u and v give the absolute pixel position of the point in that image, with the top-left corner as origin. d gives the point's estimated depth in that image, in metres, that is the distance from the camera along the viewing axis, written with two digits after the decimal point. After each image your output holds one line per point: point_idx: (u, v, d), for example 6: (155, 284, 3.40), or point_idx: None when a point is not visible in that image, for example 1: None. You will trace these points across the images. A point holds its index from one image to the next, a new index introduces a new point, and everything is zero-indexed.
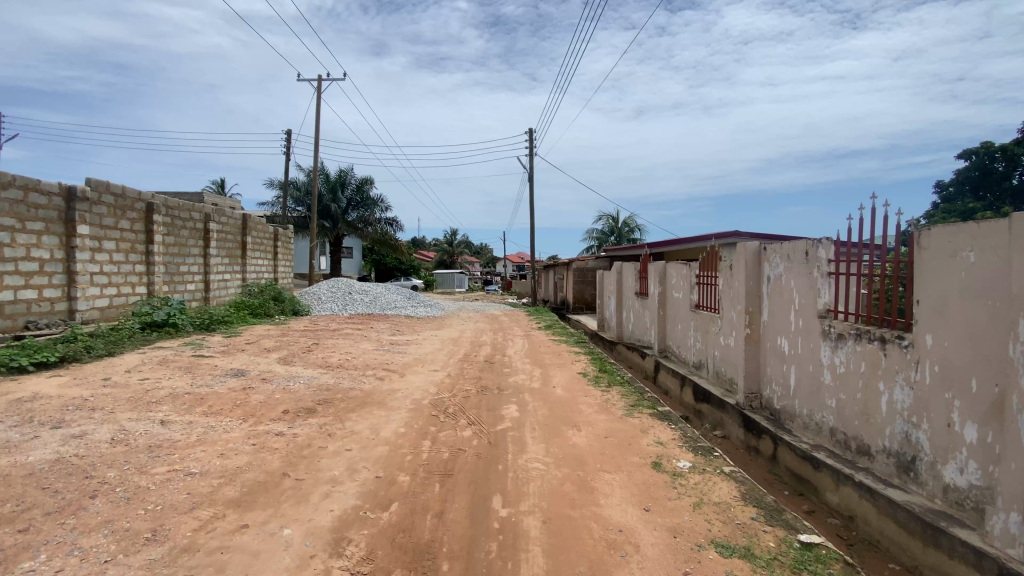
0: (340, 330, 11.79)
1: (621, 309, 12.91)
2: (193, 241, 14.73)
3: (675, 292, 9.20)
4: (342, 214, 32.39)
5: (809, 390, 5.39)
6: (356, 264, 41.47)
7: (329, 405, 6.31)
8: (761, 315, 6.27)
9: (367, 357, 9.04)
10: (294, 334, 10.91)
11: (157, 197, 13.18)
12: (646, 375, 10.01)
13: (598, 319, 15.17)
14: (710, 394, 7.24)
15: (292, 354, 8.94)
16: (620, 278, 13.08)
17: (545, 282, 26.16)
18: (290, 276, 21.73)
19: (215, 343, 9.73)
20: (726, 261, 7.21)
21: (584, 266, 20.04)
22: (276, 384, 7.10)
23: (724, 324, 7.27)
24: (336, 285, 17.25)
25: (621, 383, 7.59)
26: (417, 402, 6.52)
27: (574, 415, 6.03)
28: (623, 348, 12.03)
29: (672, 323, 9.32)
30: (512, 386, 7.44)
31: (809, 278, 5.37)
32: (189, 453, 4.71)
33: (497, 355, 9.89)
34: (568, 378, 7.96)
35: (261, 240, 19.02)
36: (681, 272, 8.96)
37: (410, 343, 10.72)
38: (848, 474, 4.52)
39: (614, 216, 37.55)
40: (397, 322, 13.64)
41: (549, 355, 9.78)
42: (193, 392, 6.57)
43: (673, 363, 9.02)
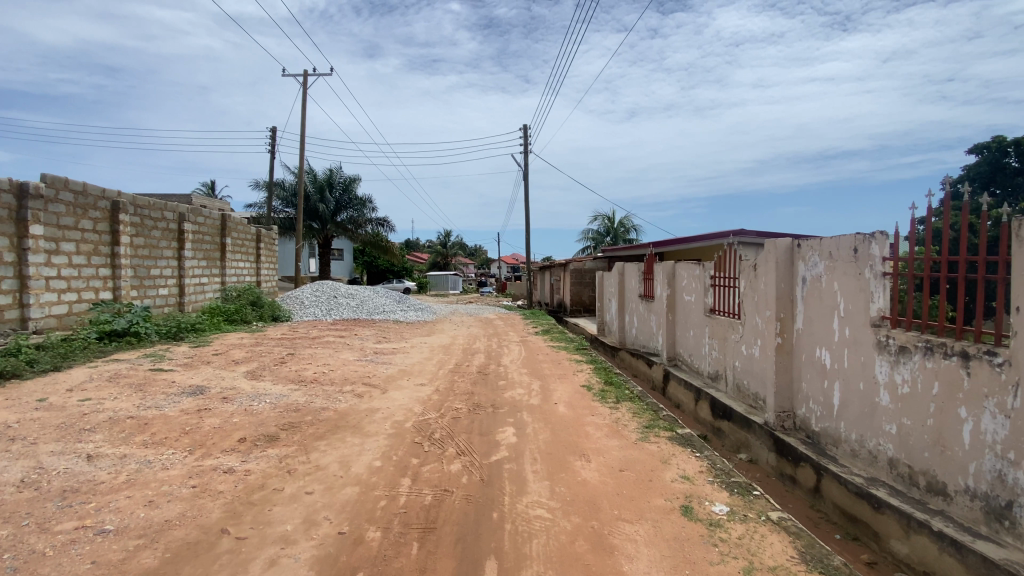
0: (321, 337, 10.88)
1: (624, 312, 12.08)
2: (164, 243, 13.76)
3: (686, 296, 8.37)
4: (330, 214, 31.40)
5: (860, 412, 4.57)
6: (347, 266, 40.48)
7: (294, 430, 5.42)
8: (794, 322, 5.45)
9: (346, 370, 8.15)
10: (269, 343, 9.98)
11: (124, 195, 12.23)
12: (653, 386, 9.16)
13: (598, 323, 14.32)
14: (732, 411, 6.41)
15: (262, 367, 8.02)
16: (621, 280, 12.24)
17: (541, 283, 25.29)
18: (274, 280, 20.75)
19: (179, 354, 8.80)
20: (748, 260, 6.39)
21: (582, 267, 19.20)
22: (237, 404, 6.18)
23: (746, 331, 6.44)
24: (320, 289, 16.32)
25: (630, 399, 6.73)
26: (398, 425, 5.64)
27: (581, 441, 5.17)
28: (625, 354, 11.18)
29: (682, 329, 8.49)
30: (508, 403, 6.57)
31: (859, 280, 4.54)
32: (110, 502, 3.80)
33: (491, 365, 9.01)
34: (571, 392, 7.10)
35: (242, 241, 18.03)
36: (693, 273, 8.14)
37: (396, 353, 9.81)
38: (921, 520, 3.72)
39: (610, 217, 36.78)
40: (384, 328, 12.75)
41: (548, 365, 8.92)
42: (137, 416, 5.66)
43: (684, 373, 8.19)
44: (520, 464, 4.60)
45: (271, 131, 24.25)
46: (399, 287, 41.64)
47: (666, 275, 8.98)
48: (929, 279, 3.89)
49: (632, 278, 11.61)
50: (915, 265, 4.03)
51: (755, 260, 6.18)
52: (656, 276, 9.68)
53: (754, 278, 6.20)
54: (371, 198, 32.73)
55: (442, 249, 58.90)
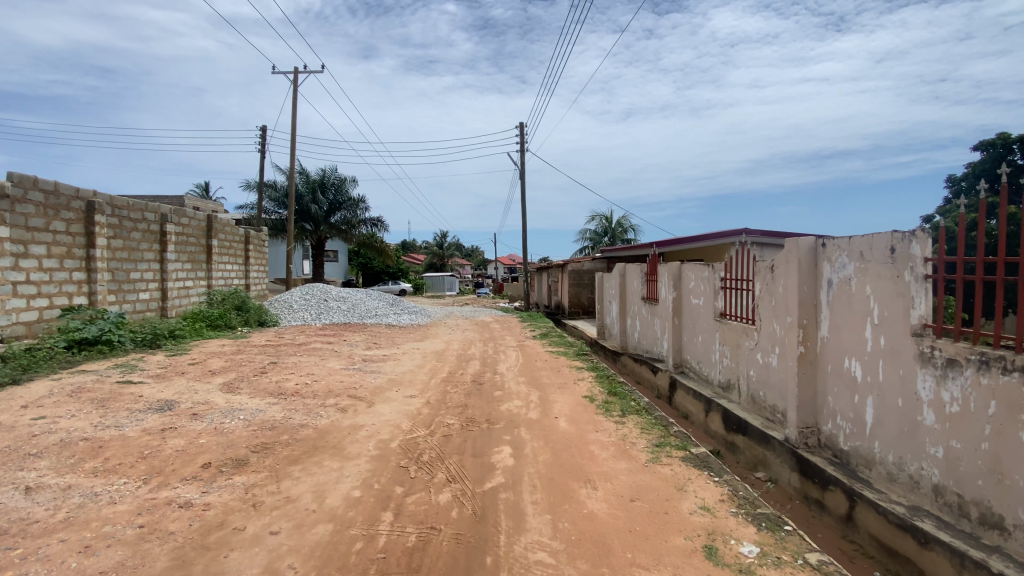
0: (307, 344, 10.32)
1: (626, 316, 11.57)
2: (145, 245, 13.19)
3: (693, 299, 7.86)
4: (323, 215, 30.79)
5: (898, 431, 4.07)
6: (342, 268, 39.88)
7: (267, 453, 4.88)
8: (819, 329, 4.95)
9: (331, 380, 7.60)
10: (251, 351, 9.42)
11: (100, 195, 11.65)
12: (659, 395, 8.65)
13: (598, 326, 13.80)
14: (747, 425, 5.91)
15: (240, 378, 7.46)
16: (623, 282, 11.74)
17: (538, 284, 24.79)
18: (264, 283, 20.15)
19: (153, 364, 8.23)
20: (764, 261, 5.89)
21: (580, 267, 18.66)
22: (207, 422, 5.63)
23: (763, 338, 5.94)
24: (310, 292, 15.75)
25: (637, 412, 6.21)
26: (383, 445, 5.10)
27: (585, 463, 4.65)
28: (628, 360, 10.67)
29: (690, 334, 7.98)
30: (505, 417, 6.04)
31: (897, 283, 4.04)
32: (39, 548, 3.26)
33: (486, 373, 8.48)
34: (572, 404, 6.58)
35: (229, 243, 17.44)
36: (701, 275, 7.64)
37: (386, 360, 9.26)
38: (976, 560, 3.21)
39: (607, 216, 36.31)
40: (375, 333, 12.21)
41: (547, 373, 8.40)
42: (93, 438, 5.11)
43: (693, 382, 7.68)
44: (517, 492, 4.08)
45: (261, 130, 23.57)
46: (394, 289, 41.05)
47: (671, 276, 8.48)
48: (980, 283, 3.39)
49: (634, 280, 11.11)
50: (962, 266, 3.54)
51: (773, 261, 5.68)
52: (661, 278, 9.17)
53: (771, 281, 5.70)
54: (364, 198, 32.12)
55: (438, 250, 58.30)
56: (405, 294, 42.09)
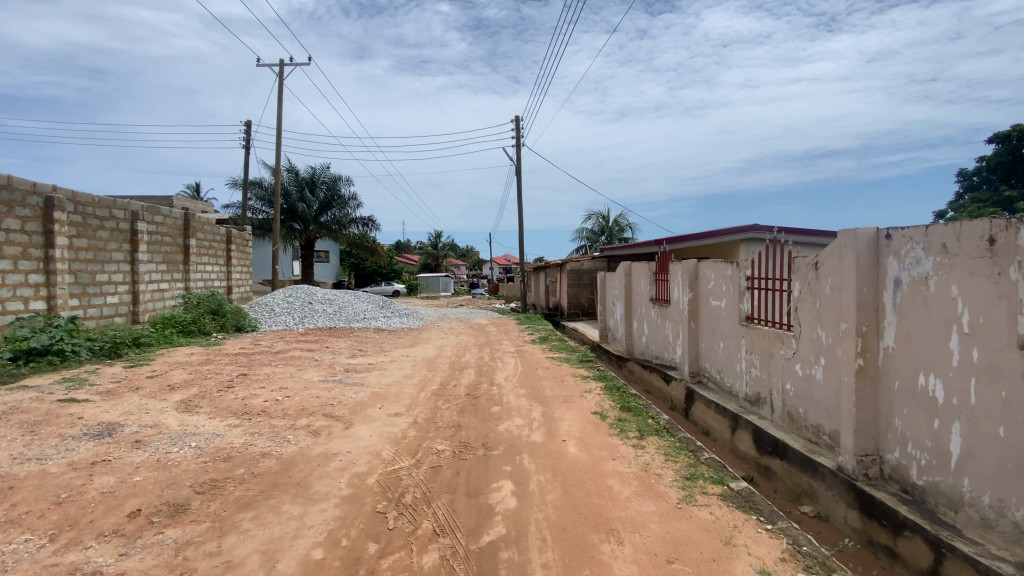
0: (285, 352, 9.40)
1: (631, 318, 10.75)
2: (113, 245, 12.21)
3: (713, 300, 7.03)
4: (312, 214, 29.81)
5: (998, 468, 3.28)
6: (333, 270, 38.88)
7: (214, 495, 3.99)
8: (881, 338, 4.15)
9: (306, 395, 6.70)
10: (221, 361, 8.47)
11: (60, 190, 10.68)
12: (673, 406, 7.82)
13: (600, 329, 12.96)
14: (786, 448, 5.10)
15: (201, 395, 6.53)
16: (627, 282, 10.90)
17: (535, 285, 23.96)
18: (247, 284, 19.17)
19: (106, 377, 7.29)
20: (805, 257, 5.06)
21: (579, 267, 17.81)
22: (150, 453, 4.72)
23: (803, 347, 5.12)
24: (294, 293, 14.82)
25: (656, 432, 5.37)
26: (357, 481, 4.21)
27: (604, 505, 3.80)
28: (634, 366, 9.85)
29: (709, 340, 7.17)
30: (504, 441, 5.17)
31: (999, 284, 3.25)
32: None
33: (482, 384, 7.59)
34: (581, 423, 5.72)
35: (209, 242, 16.46)
36: (721, 273, 6.80)
37: (371, 370, 8.35)
38: None
39: (604, 215, 35.55)
40: (362, 338, 11.31)
41: (549, 384, 7.53)
42: (4, 475, 4.17)
43: (713, 394, 6.86)
44: (523, 551, 3.22)
45: (245, 126, 22.52)
46: (387, 290, 40.19)
47: (687, 276, 7.63)
48: None
49: (640, 281, 10.28)
50: None
51: (817, 257, 4.85)
52: (673, 277, 8.34)
53: (814, 280, 4.88)
54: (355, 196, 31.15)
55: (432, 250, 57.37)
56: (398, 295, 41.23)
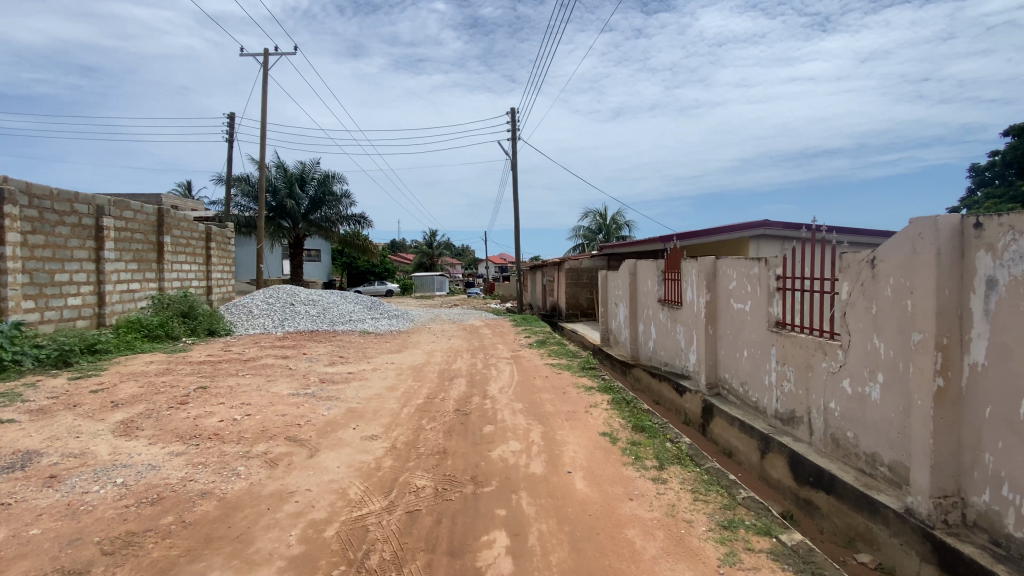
0: (257, 360, 8.52)
1: (636, 322, 9.91)
2: (74, 242, 11.27)
3: (734, 303, 6.21)
4: (302, 211, 28.83)
5: None
6: (325, 269, 37.87)
7: (126, 558, 3.15)
8: (966, 353, 3.31)
9: (269, 414, 5.81)
10: (182, 371, 7.57)
11: (12, 181, 9.78)
12: (688, 421, 6.99)
13: (602, 332, 12.11)
14: (833, 480, 4.28)
15: (146, 414, 5.63)
16: (631, 281, 10.04)
17: (532, 284, 23.09)
18: (228, 284, 18.21)
19: (44, 392, 6.39)
20: (857, 252, 4.22)
21: (578, 266, 17.02)
22: (60, 498, 3.90)
23: (853, 360, 4.30)
24: (275, 294, 13.91)
25: (678, 461, 4.53)
26: (311, 534, 3.36)
27: (623, 570, 2.96)
28: (641, 374, 9.02)
29: (730, 348, 6.34)
30: (497, 473, 4.33)
31: None
32: None
33: (473, 397, 6.73)
34: (588, 447, 4.88)
35: (187, 239, 15.51)
36: (745, 273, 5.97)
37: (349, 381, 7.47)
38: None
39: (602, 213, 34.72)
40: (345, 343, 10.43)
41: (548, 397, 6.68)
42: None
43: (736, 410, 6.04)
44: None
45: (229, 118, 21.55)
46: (380, 290, 39.29)
47: (702, 275, 6.80)
48: None
49: (647, 281, 9.43)
50: None
51: (874, 253, 4.02)
52: (687, 277, 7.50)
53: (870, 281, 4.05)
54: (347, 192, 30.18)
55: (427, 250, 56.42)
56: (391, 295, 40.35)
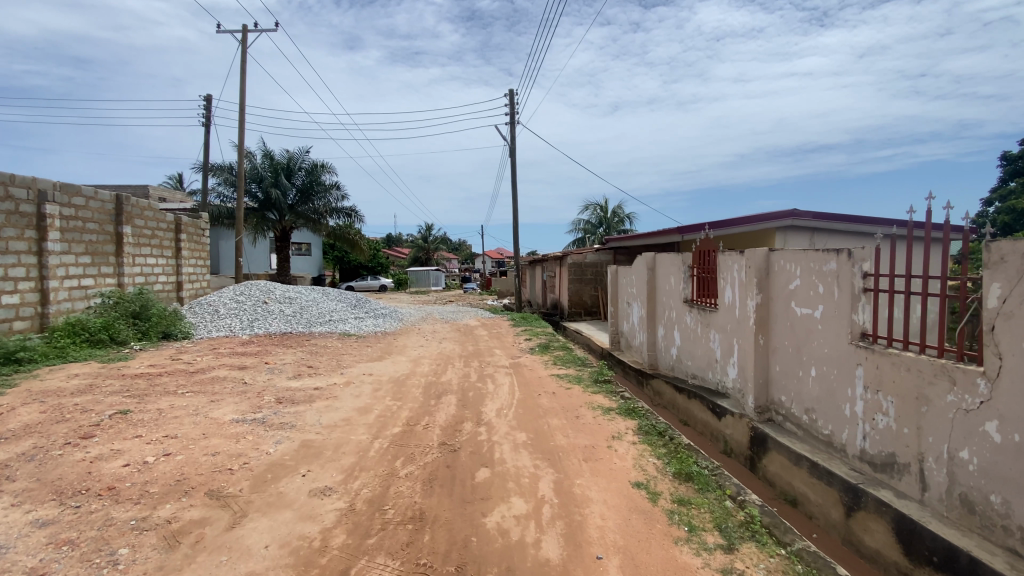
0: (207, 371, 7.12)
1: (655, 324, 8.58)
2: (10, 232, 9.82)
3: (797, 308, 4.89)
4: (287, 202, 27.37)
5: None
6: (316, 264, 36.39)
7: None
8: None
9: (195, 453, 4.44)
10: (108, 387, 6.17)
11: None
12: (730, 452, 5.69)
13: (611, 334, 10.77)
14: (976, 568, 2.99)
15: (29, 456, 4.24)
16: (646, 277, 8.71)
17: (531, 280, 21.72)
18: (202, 280, 16.73)
19: None
20: (1019, 241, 2.92)
21: (581, 260, 15.69)
22: None
23: (1007, 396, 3.01)
24: (247, 290, 12.49)
25: (751, 536, 3.20)
26: None
27: None
28: (662, 386, 7.72)
29: (790, 364, 5.03)
30: (493, 559, 2.99)
31: None
32: None
33: (464, 424, 5.37)
34: (620, 510, 3.54)
35: (152, 230, 14.00)
36: (815, 269, 4.65)
37: (312, 402, 6.08)
38: None
39: (603, 206, 33.35)
40: (318, 349, 9.05)
41: (558, 423, 5.35)
42: None
43: (800, 445, 4.73)
44: None
45: (204, 100, 19.85)
46: (372, 285, 37.97)
47: (750, 271, 5.46)
48: None
49: (668, 277, 8.08)
50: None
51: None
52: (726, 274, 6.16)
53: None
54: (337, 182, 28.62)
55: (423, 244, 54.97)
56: (384, 291, 38.98)
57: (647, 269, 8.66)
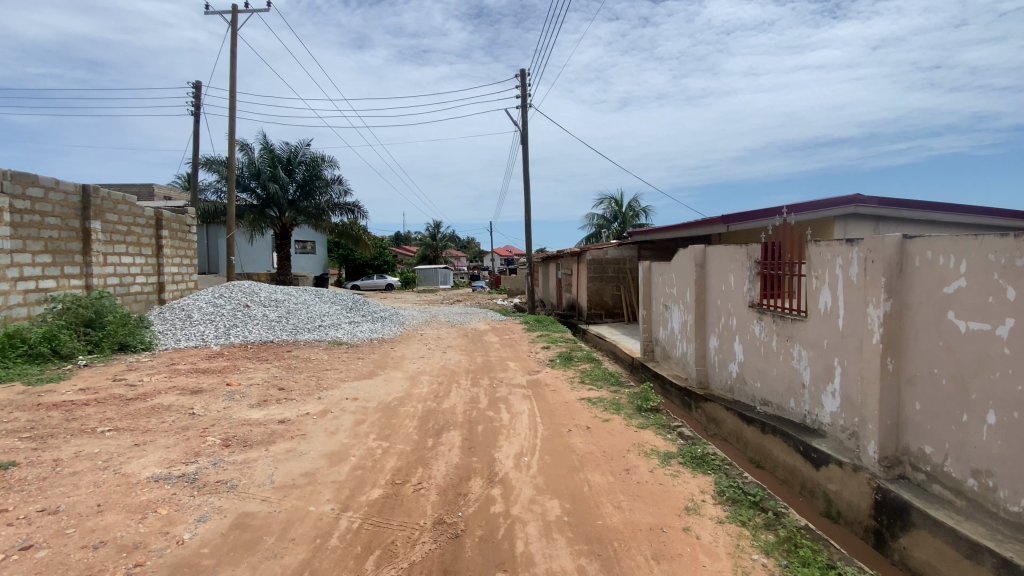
0: (149, 397, 5.65)
1: (704, 333, 7.04)
2: None
3: (958, 323, 3.35)
4: (287, 197, 26.03)
5: None
6: (320, 262, 35.12)
7: None
8: None
9: (67, 547, 2.96)
10: (7, 424, 4.70)
11: None
12: (840, 515, 4.18)
13: (644, 342, 9.22)
14: None
15: None
16: (693, 275, 7.14)
17: (545, 278, 20.15)
18: (188, 281, 15.38)
19: None
20: None
21: (602, 256, 14.10)
22: None
23: None
24: (228, 292, 11.09)
25: None
26: None
27: None
28: (719, 412, 6.20)
29: (942, 402, 3.49)
30: None
31: None
32: None
33: (470, 484, 3.84)
34: None
35: (127, 226, 12.65)
36: (997, 264, 3.11)
37: (269, 445, 4.57)
38: None
39: (618, 199, 31.65)
40: (298, 363, 7.57)
41: (602, 483, 3.81)
42: None
43: (971, 527, 3.20)
44: None
45: (194, 86, 18.48)
46: (378, 284, 36.79)
47: (870, 269, 3.91)
48: None
49: (724, 275, 6.52)
50: None
51: None
52: (823, 274, 4.61)
53: None
54: (339, 177, 27.19)
55: (431, 241, 53.56)
56: (391, 289, 37.74)
57: (694, 265, 7.10)
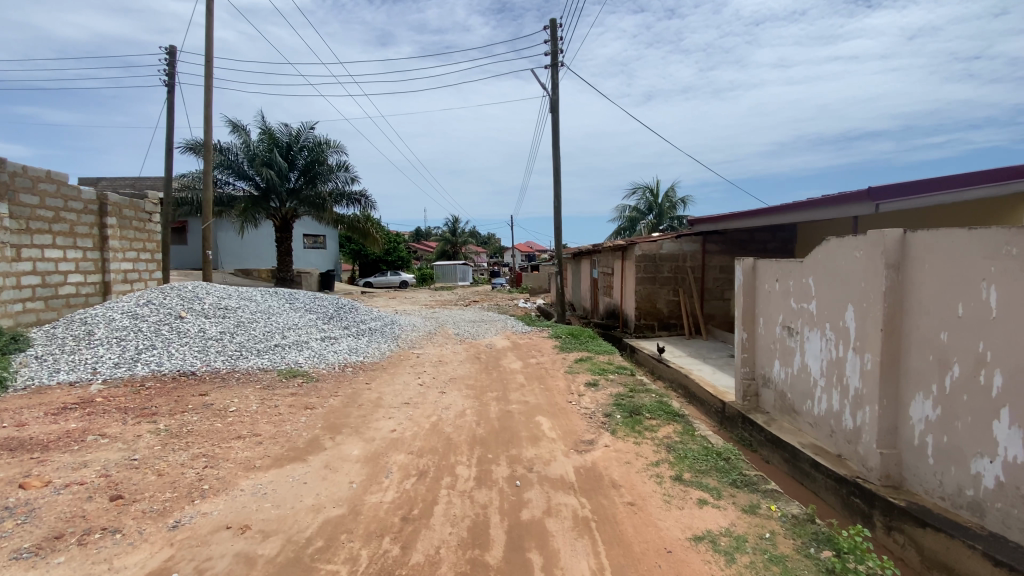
0: None
1: (897, 394, 3.94)
2: None
3: None
4: (287, 186, 23.43)
5: None
6: (330, 257, 32.68)
7: None
8: None
9: None
10: None
11: None
12: None
13: (742, 384, 6.13)
14: None
15: None
16: (873, 286, 4.02)
17: (578, 278, 17.01)
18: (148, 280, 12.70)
19: None
20: None
21: (655, 252, 10.92)
22: None
23: None
24: (162, 298, 8.30)
25: None
26: None
27: None
28: (971, 564, 3.19)
29: None
30: None
31: None
32: None
33: None
34: None
35: (55, 211, 9.99)
36: None
37: None
38: None
39: (655, 189, 28.18)
40: (200, 422, 4.66)
41: None
42: None
43: None
44: None
45: (166, 49, 15.74)
46: (392, 281, 34.17)
47: None
48: None
49: (962, 289, 3.41)
50: None
51: None
52: None
53: None
54: (344, 163, 24.40)
55: (450, 236, 50.74)
56: (407, 286, 35.05)
57: (878, 267, 3.95)
